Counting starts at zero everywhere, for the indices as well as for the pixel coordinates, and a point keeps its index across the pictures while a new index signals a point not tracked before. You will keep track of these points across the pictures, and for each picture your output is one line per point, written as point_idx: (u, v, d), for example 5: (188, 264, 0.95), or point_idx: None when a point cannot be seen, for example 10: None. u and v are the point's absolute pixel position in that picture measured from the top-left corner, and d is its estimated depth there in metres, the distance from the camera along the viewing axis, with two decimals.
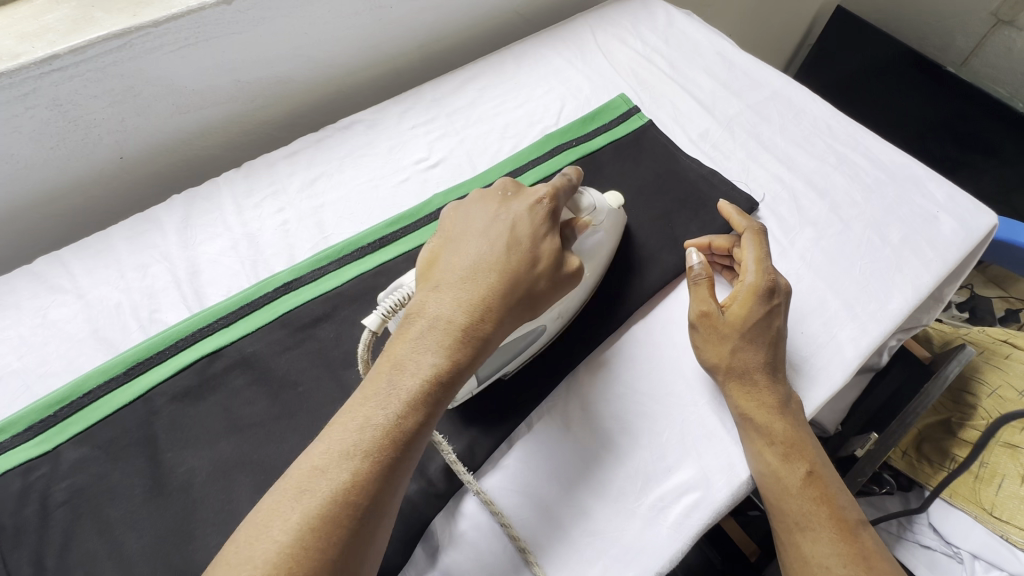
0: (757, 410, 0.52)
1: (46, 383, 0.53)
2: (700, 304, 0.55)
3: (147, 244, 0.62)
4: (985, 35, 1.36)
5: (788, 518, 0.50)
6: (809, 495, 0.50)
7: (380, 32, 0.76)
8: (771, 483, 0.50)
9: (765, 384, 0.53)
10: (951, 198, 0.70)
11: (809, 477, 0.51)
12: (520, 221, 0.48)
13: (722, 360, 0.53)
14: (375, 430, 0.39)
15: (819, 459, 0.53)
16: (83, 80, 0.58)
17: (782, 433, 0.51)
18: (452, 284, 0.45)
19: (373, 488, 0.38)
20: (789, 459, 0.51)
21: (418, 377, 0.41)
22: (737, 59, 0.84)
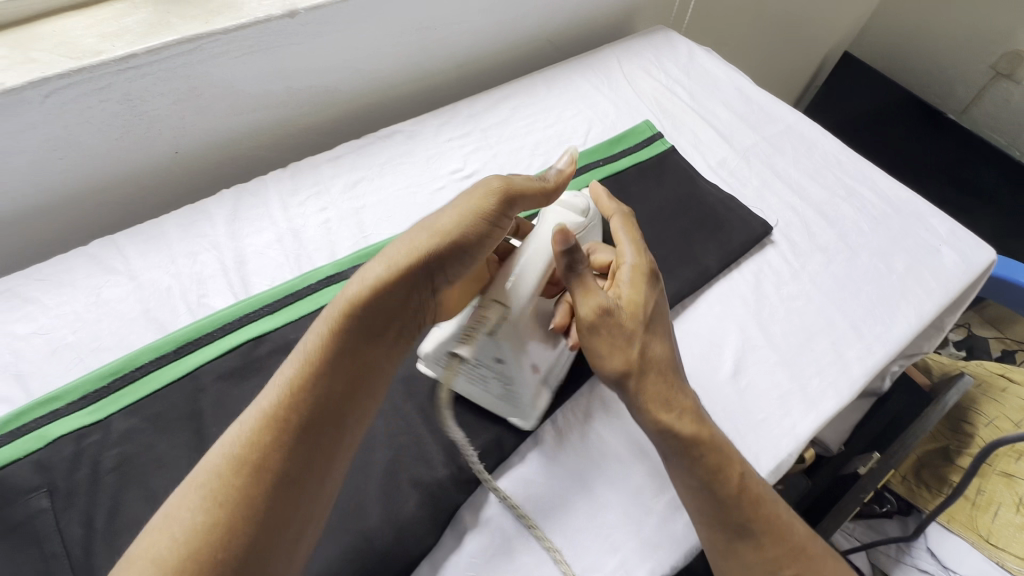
0: (677, 422, 0.49)
1: (99, 357, 0.56)
2: (585, 310, 0.50)
3: (197, 233, 0.66)
4: (984, 86, 1.44)
5: (728, 546, 0.49)
6: (757, 523, 0.49)
7: (423, 51, 0.82)
8: (704, 514, 0.49)
9: (665, 382, 0.50)
10: (953, 233, 0.75)
11: (755, 505, 0.49)
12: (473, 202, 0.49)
13: (626, 364, 0.49)
14: (273, 386, 0.44)
15: (758, 483, 0.50)
16: (154, 78, 0.63)
17: (713, 459, 0.48)
18: (390, 248, 0.48)
19: (277, 448, 0.42)
20: (730, 490, 0.48)
21: (314, 341, 0.45)
22: (754, 94, 0.90)
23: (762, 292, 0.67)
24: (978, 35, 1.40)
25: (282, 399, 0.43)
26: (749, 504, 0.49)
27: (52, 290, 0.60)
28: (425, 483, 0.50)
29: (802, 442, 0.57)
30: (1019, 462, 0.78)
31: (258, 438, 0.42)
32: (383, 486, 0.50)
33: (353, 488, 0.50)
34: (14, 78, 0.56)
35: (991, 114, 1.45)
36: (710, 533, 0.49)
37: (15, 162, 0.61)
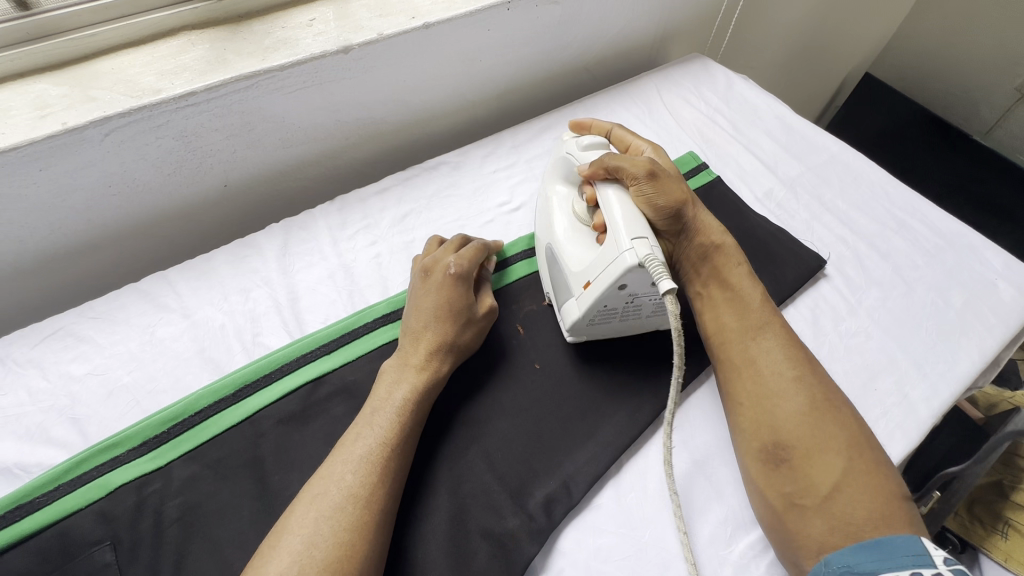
0: (706, 240, 0.60)
1: (156, 400, 0.55)
2: (634, 165, 0.56)
3: (248, 269, 0.65)
4: (1009, 108, 1.43)
5: (754, 385, 0.53)
6: (785, 366, 0.53)
7: (466, 81, 0.82)
8: (736, 340, 0.56)
9: (706, 213, 0.62)
10: (1009, 266, 0.73)
11: (786, 346, 0.55)
12: (437, 295, 0.57)
13: (673, 198, 0.58)
14: (361, 447, 0.48)
15: (779, 347, 0.54)
16: (210, 115, 0.62)
17: (739, 266, 0.60)
18: (411, 353, 0.54)
19: (379, 500, 0.45)
20: (748, 304, 0.57)
21: (395, 409, 0.50)
22: (795, 123, 0.89)
23: (820, 329, 0.66)
24: (1003, 57, 1.39)
25: (378, 451, 0.47)
26: (777, 342, 0.55)
27: (106, 328, 0.59)
28: (495, 533, 0.49)
29: None
30: None
31: (360, 493, 0.45)
32: (451, 537, 0.49)
33: (421, 539, 0.48)
34: (76, 117, 0.55)
35: (1017, 135, 1.44)
36: (736, 370, 0.55)
37: (71, 200, 0.61)
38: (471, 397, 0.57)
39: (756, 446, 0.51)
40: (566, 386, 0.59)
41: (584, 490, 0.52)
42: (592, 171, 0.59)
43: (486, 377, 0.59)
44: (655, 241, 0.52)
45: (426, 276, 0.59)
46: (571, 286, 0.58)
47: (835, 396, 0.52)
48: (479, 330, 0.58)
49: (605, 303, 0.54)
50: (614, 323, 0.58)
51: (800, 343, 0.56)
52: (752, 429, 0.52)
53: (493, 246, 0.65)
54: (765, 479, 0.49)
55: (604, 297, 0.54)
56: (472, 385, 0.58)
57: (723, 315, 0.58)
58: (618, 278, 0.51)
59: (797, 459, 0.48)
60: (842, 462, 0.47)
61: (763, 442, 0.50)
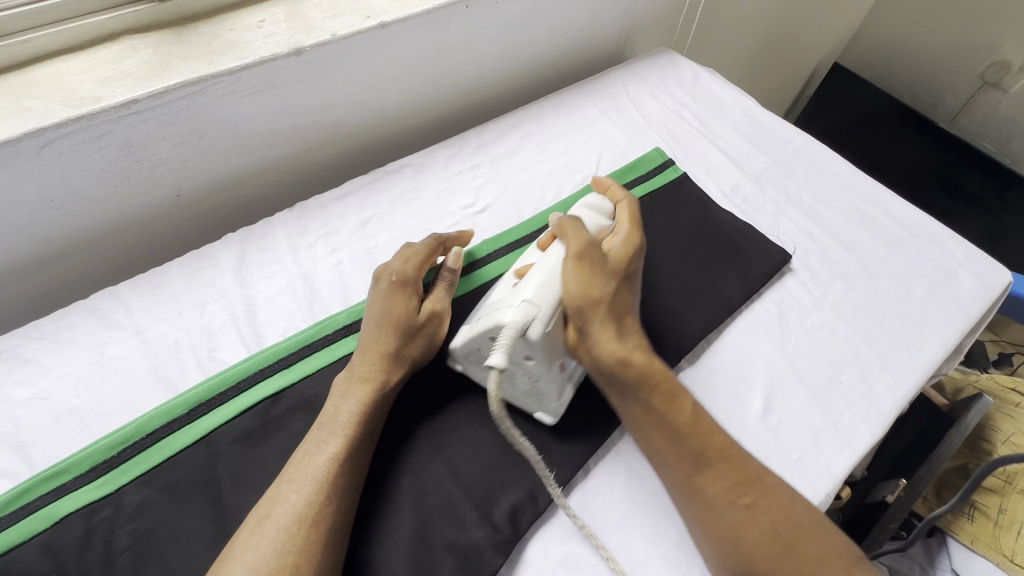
0: (613, 357, 0.53)
1: (106, 422, 0.53)
2: (578, 241, 0.56)
3: (204, 282, 0.63)
4: (973, 95, 1.45)
5: (713, 513, 0.49)
6: (739, 491, 0.49)
7: (428, 81, 0.80)
8: (679, 466, 0.51)
9: (629, 326, 0.56)
10: (969, 255, 0.75)
11: (734, 467, 0.50)
12: (382, 302, 0.57)
13: (588, 293, 0.53)
14: (309, 467, 0.47)
15: (737, 463, 0.51)
16: (155, 123, 0.60)
17: (659, 387, 0.53)
18: (356, 366, 0.54)
19: (326, 519, 0.45)
20: (676, 423, 0.52)
21: (345, 425, 0.50)
22: (761, 117, 0.89)
23: (786, 324, 0.66)
24: (966, 45, 1.41)
25: (326, 469, 0.47)
26: (723, 466, 0.50)
27: (52, 349, 0.57)
28: (460, 546, 0.48)
29: (839, 482, 0.56)
30: None
31: (307, 513, 0.44)
32: (415, 552, 0.48)
33: (383, 555, 0.48)
34: (8, 129, 0.53)
35: (980, 122, 1.47)
36: (688, 498, 0.50)
37: (11, 216, 0.58)
38: (435, 408, 0.56)
39: (726, 574, 0.47)
40: None
41: (549, 497, 0.51)
42: (553, 225, 0.59)
43: (451, 384, 0.58)
44: (542, 315, 0.51)
45: (374, 285, 0.59)
46: (474, 315, 0.57)
47: (800, 510, 0.49)
48: (430, 332, 0.57)
49: (477, 350, 0.54)
50: (484, 376, 0.56)
51: (748, 456, 0.52)
52: (720, 554, 0.48)
53: (450, 237, 0.64)
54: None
55: (477, 340, 0.53)
56: (436, 395, 0.57)
57: (652, 438, 0.52)
58: (487, 327, 0.52)
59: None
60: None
61: (735, 570, 0.47)
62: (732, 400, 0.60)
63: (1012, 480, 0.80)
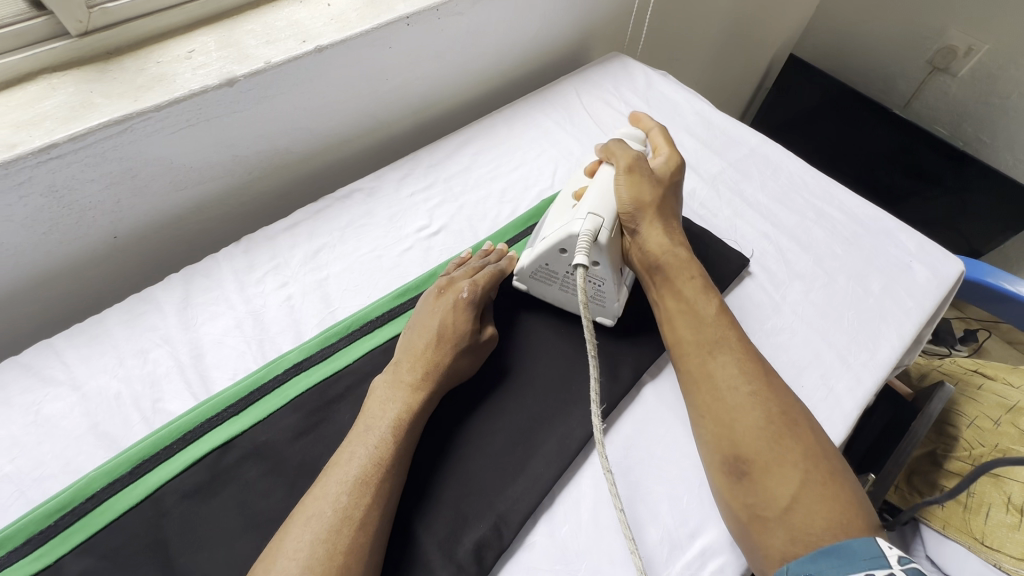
0: (659, 248, 0.61)
1: (43, 487, 0.50)
2: (625, 156, 0.63)
3: (146, 327, 0.60)
4: (923, 81, 1.48)
5: (716, 398, 0.52)
6: (741, 380, 0.53)
7: (375, 102, 0.78)
8: (694, 354, 0.56)
9: (670, 223, 0.63)
10: (922, 247, 0.76)
11: (743, 360, 0.54)
12: (442, 317, 0.58)
13: (639, 197, 0.61)
14: (328, 508, 0.45)
15: (752, 357, 0.55)
16: (81, 165, 0.57)
17: (693, 278, 0.60)
18: (407, 369, 0.55)
19: (350, 567, 0.43)
20: (704, 316, 0.57)
21: (367, 461, 0.48)
22: (715, 119, 0.90)
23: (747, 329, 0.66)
24: (913, 32, 1.44)
25: (369, 471, 0.48)
26: (735, 356, 0.54)
27: None
28: None
29: None
30: (1004, 462, 0.79)
31: (327, 558, 0.43)
32: None
33: None
34: None
35: (932, 107, 1.49)
36: (696, 384, 0.54)
37: None
38: None
39: (719, 459, 0.50)
40: (495, 420, 0.57)
41: (515, 529, 0.50)
42: (601, 151, 0.66)
43: None
44: (606, 224, 0.58)
45: (439, 295, 0.61)
46: (534, 241, 0.64)
47: (794, 406, 0.52)
48: (475, 361, 0.58)
49: (545, 261, 0.60)
50: (553, 290, 0.63)
51: (759, 357, 0.55)
52: (715, 441, 0.51)
53: (508, 265, 0.65)
54: (729, 492, 0.49)
55: (546, 255, 0.60)
56: None
57: (677, 328, 0.58)
58: (558, 238, 0.58)
59: (759, 472, 0.48)
60: (800, 475, 0.47)
61: (726, 455, 0.50)
62: None
63: (978, 463, 0.81)
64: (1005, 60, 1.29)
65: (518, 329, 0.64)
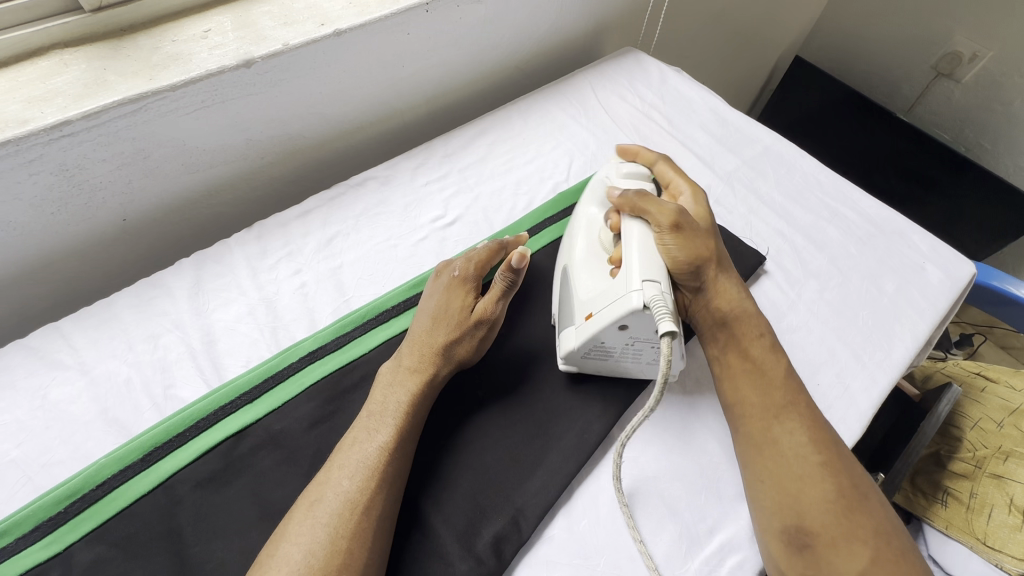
0: (727, 304, 0.60)
1: (52, 473, 0.49)
2: (661, 212, 0.57)
3: (156, 312, 0.59)
4: (927, 86, 1.49)
5: (777, 463, 0.51)
6: (811, 450, 0.51)
7: (389, 90, 0.77)
8: (759, 419, 0.53)
9: (726, 274, 0.61)
10: (934, 249, 0.76)
11: (811, 428, 0.52)
12: (437, 300, 0.58)
13: (693, 253, 0.58)
14: (339, 497, 0.45)
15: (821, 423, 0.53)
16: (93, 144, 0.55)
17: (760, 335, 0.58)
18: (405, 354, 0.55)
19: (362, 556, 0.43)
20: (770, 377, 0.55)
21: (378, 450, 0.48)
22: (729, 116, 0.89)
23: None
24: (920, 36, 1.45)
25: (376, 457, 0.47)
26: (802, 423, 0.53)
27: None
28: None
29: None
30: (1007, 464, 0.80)
31: (339, 547, 0.42)
32: None
33: None
34: None
35: (936, 112, 1.50)
36: (757, 449, 0.52)
37: None
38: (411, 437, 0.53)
39: (778, 527, 0.48)
40: (513, 413, 0.56)
41: (534, 523, 0.49)
42: (621, 203, 0.60)
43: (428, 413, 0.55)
44: (666, 288, 0.51)
45: (436, 278, 0.60)
46: (573, 316, 0.57)
47: (858, 477, 0.50)
48: (477, 339, 0.56)
49: (601, 339, 0.53)
50: (606, 362, 0.56)
51: (825, 423, 0.54)
52: (775, 509, 0.49)
53: (514, 241, 0.63)
54: (786, 561, 0.47)
55: (600, 334, 0.52)
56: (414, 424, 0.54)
57: (744, 389, 0.55)
58: (619, 317, 0.50)
59: (822, 547, 0.46)
60: (869, 551, 0.46)
61: (787, 524, 0.48)
62: (715, 407, 0.59)
63: (981, 465, 0.82)
64: (1007, 69, 1.30)
65: (535, 322, 0.63)
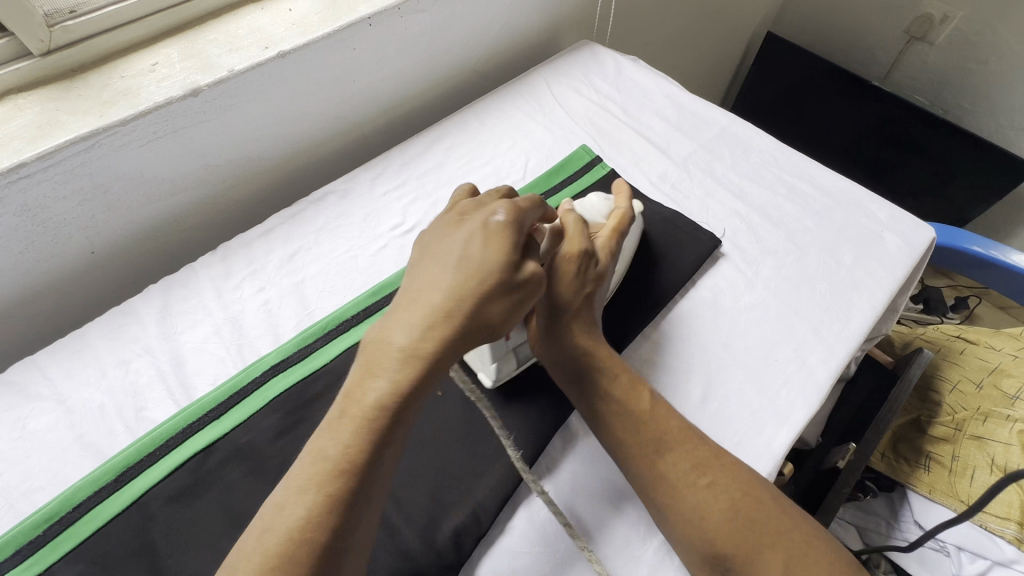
0: (581, 349, 0.55)
1: (32, 499, 0.51)
2: (574, 240, 0.56)
3: (127, 339, 0.62)
4: (902, 50, 1.47)
5: (669, 493, 0.48)
6: (694, 471, 0.49)
7: (344, 105, 0.79)
8: (643, 454, 0.50)
9: (595, 325, 0.57)
10: (893, 217, 0.76)
11: (691, 449, 0.50)
12: (461, 230, 0.48)
13: (574, 292, 0.55)
14: None
15: (698, 437, 0.51)
16: (51, 183, 0.58)
17: (623, 380, 0.54)
18: (417, 301, 0.44)
19: None
20: (638, 417, 0.52)
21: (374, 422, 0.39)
22: (685, 101, 0.90)
23: (720, 308, 0.67)
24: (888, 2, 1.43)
25: None
26: (684, 448, 0.50)
27: None
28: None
29: (779, 459, 0.57)
30: (986, 424, 0.80)
31: None
32: None
33: None
34: None
35: (912, 77, 1.49)
36: (652, 483, 0.49)
37: None
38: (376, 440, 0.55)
39: (697, 557, 0.47)
40: (472, 410, 0.58)
41: (492, 515, 0.51)
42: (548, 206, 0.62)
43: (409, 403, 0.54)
44: None
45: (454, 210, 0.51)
46: None
47: (752, 481, 0.49)
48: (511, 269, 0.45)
49: None
50: None
51: (701, 435, 0.52)
52: (688, 538, 0.47)
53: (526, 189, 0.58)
54: None
55: None
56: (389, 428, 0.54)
57: (613, 428, 0.52)
58: None
59: (741, 565, 0.46)
60: (783, 558, 0.45)
61: (704, 552, 0.47)
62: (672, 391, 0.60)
63: (961, 427, 0.82)
64: (980, 26, 1.28)
65: None
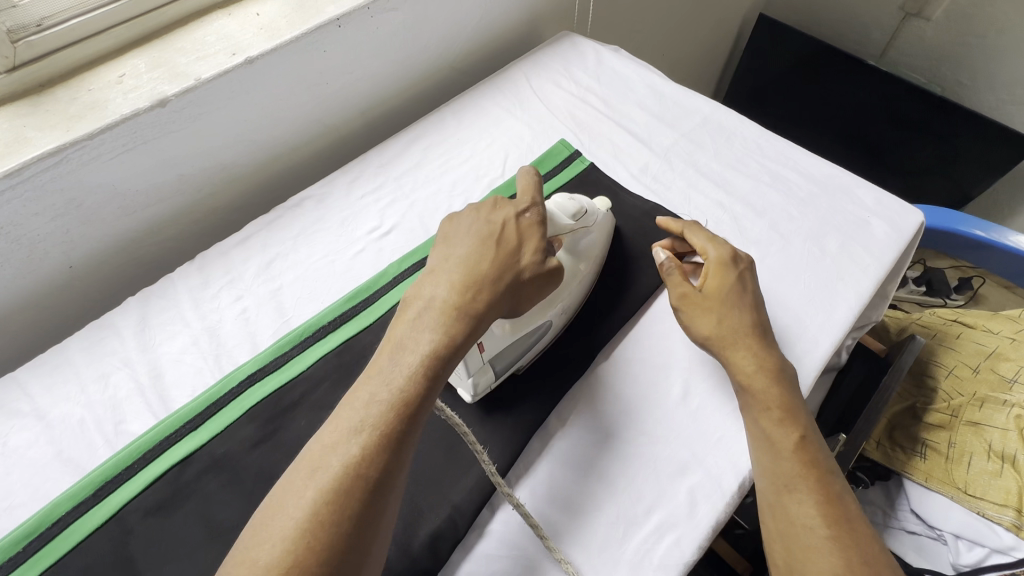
0: (760, 373, 0.53)
1: (13, 515, 0.52)
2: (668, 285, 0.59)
3: (105, 352, 0.62)
4: (897, 27, 1.44)
5: (784, 522, 0.47)
6: (820, 519, 0.45)
7: (319, 108, 0.78)
8: (771, 485, 0.48)
9: (753, 347, 0.55)
10: (880, 201, 0.74)
11: (823, 500, 0.46)
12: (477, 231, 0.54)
13: (713, 332, 0.56)
14: None
15: (839, 489, 0.47)
16: (21, 201, 0.58)
17: (780, 415, 0.51)
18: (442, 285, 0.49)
19: None
20: (787, 450, 0.49)
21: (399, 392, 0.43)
22: (667, 89, 0.88)
23: None
24: None
25: None
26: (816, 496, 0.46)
27: None
28: None
29: None
30: (983, 410, 0.78)
31: None
32: None
33: None
34: None
35: (908, 55, 1.46)
36: (770, 509, 0.48)
37: None
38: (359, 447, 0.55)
39: None
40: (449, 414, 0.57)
41: (469, 518, 0.51)
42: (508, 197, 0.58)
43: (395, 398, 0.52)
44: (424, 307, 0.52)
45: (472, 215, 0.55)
46: None
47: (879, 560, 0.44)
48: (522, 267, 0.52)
49: None
50: None
51: (843, 494, 0.47)
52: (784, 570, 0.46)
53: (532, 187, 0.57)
54: None
55: None
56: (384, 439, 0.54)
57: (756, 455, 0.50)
58: None
59: None
60: None
61: None
62: (652, 387, 0.59)
63: (958, 413, 0.80)
64: None
65: None
